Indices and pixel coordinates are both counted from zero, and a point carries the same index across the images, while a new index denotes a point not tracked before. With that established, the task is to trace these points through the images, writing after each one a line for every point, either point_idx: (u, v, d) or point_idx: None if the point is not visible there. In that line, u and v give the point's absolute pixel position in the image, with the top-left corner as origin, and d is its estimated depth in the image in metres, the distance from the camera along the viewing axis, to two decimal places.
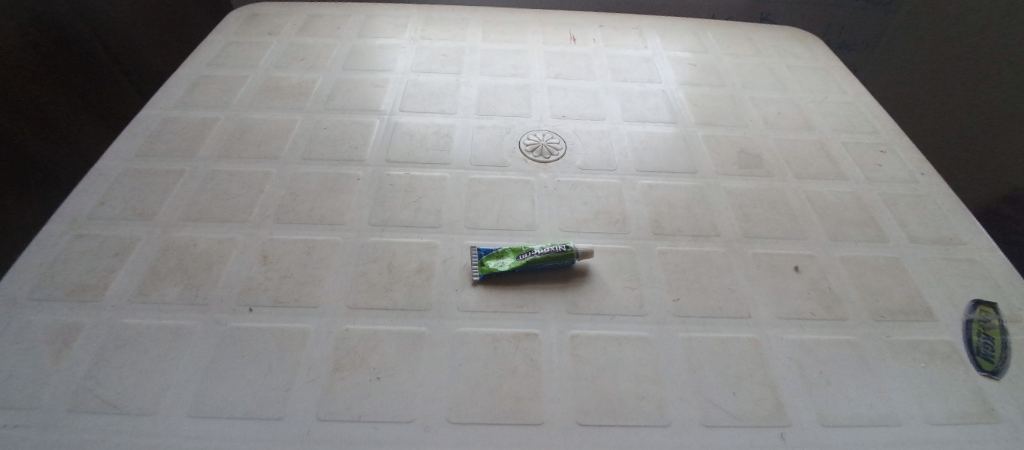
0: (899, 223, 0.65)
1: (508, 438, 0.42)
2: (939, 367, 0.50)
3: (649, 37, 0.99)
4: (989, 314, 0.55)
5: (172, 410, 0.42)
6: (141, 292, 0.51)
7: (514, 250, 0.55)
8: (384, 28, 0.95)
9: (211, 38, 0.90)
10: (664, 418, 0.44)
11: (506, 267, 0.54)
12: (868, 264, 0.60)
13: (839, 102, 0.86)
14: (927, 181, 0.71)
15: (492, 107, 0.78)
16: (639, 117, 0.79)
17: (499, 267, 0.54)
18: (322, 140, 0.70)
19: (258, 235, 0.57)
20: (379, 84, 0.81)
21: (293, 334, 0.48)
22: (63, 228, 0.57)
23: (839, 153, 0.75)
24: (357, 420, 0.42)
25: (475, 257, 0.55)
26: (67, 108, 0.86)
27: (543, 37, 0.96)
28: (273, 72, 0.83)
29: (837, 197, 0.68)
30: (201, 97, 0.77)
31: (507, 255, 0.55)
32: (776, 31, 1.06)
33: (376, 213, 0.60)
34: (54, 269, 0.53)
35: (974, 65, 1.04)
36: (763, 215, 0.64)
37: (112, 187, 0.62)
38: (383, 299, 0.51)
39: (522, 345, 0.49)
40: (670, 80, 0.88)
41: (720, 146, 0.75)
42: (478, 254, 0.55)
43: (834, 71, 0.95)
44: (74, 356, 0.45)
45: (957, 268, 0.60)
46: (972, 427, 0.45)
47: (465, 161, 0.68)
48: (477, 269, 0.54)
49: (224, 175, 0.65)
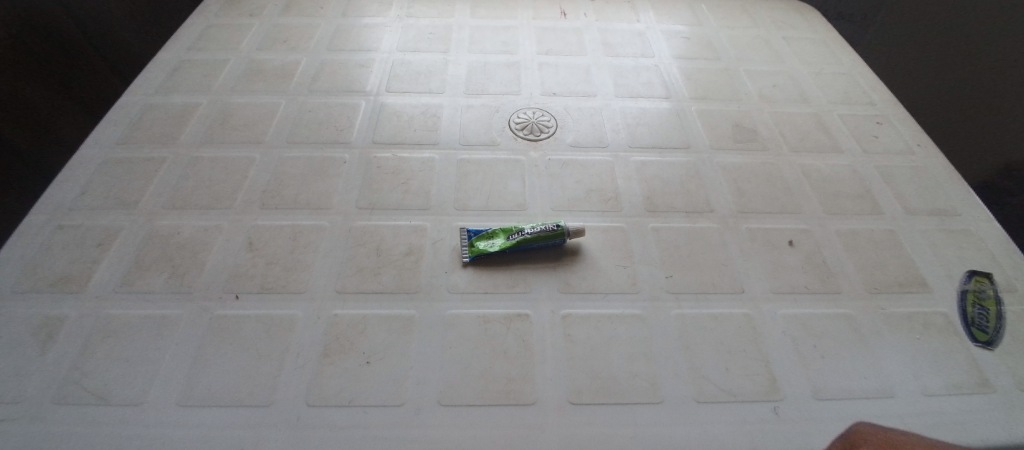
0: (895, 194, 0.65)
1: (501, 419, 0.41)
2: (933, 339, 0.50)
3: (642, 10, 0.97)
4: (984, 284, 0.55)
5: (160, 400, 0.42)
6: (125, 282, 0.50)
7: (504, 230, 0.54)
8: (368, 7, 0.92)
9: (190, 20, 0.87)
10: (657, 395, 0.44)
11: (497, 248, 0.53)
12: (864, 237, 0.59)
13: (836, 74, 0.84)
14: (924, 152, 0.70)
15: (481, 85, 0.76)
16: (632, 93, 0.77)
17: (490, 248, 0.53)
18: (306, 123, 0.69)
19: (243, 221, 0.56)
20: (364, 64, 0.79)
21: (281, 321, 0.47)
22: (44, 219, 0.56)
23: (835, 126, 0.74)
24: (347, 405, 0.42)
25: (464, 239, 0.54)
26: (45, 96, 0.84)
27: (533, 12, 0.93)
28: (254, 55, 0.80)
29: (833, 170, 0.67)
30: (182, 82, 0.75)
31: (497, 236, 0.54)
32: (772, 2, 1.03)
33: (364, 196, 0.59)
34: (36, 261, 0.52)
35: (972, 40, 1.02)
36: (757, 190, 0.63)
37: (93, 177, 0.60)
38: (372, 283, 0.51)
39: (514, 326, 0.48)
40: (664, 54, 0.86)
41: (714, 120, 0.73)
42: (469, 236, 0.54)
43: (831, 42, 0.92)
44: (61, 347, 0.45)
45: (954, 239, 0.59)
46: (966, 397, 0.46)
47: (454, 141, 0.67)
48: (467, 251, 0.53)
49: (207, 161, 0.63)
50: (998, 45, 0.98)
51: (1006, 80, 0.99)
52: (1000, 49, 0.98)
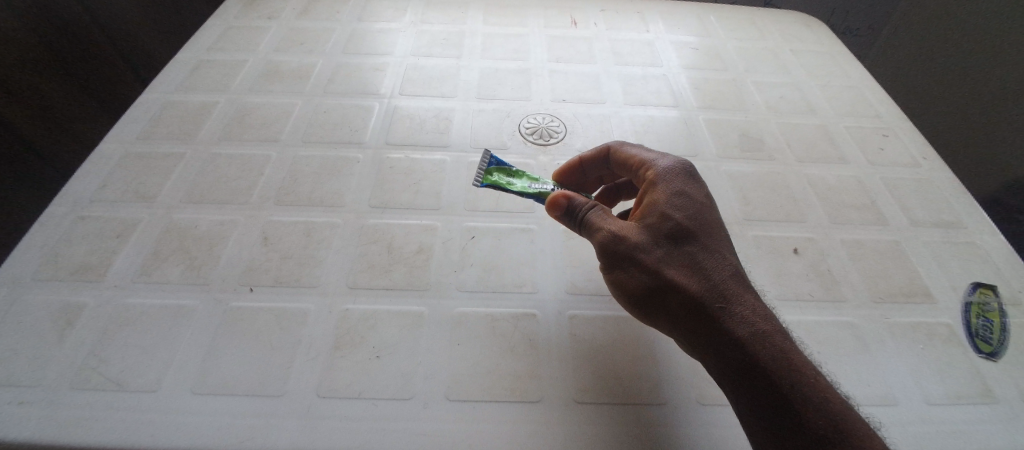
0: (901, 206, 0.65)
1: (507, 415, 0.42)
2: (937, 349, 0.50)
3: (651, 20, 0.98)
4: (989, 296, 0.55)
5: (175, 387, 0.43)
6: (143, 272, 0.52)
7: (528, 178, 0.59)
8: (383, 12, 0.94)
9: (210, 22, 0.90)
10: (661, 396, 0.44)
11: (512, 187, 0.58)
12: (868, 247, 0.60)
13: (843, 86, 0.85)
14: (929, 165, 0.71)
15: (493, 90, 0.78)
16: (641, 101, 0.78)
17: (506, 184, 0.58)
18: (321, 123, 0.70)
19: (259, 217, 0.58)
20: (379, 68, 0.81)
21: (293, 313, 0.48)
22: (65, 210, 0.57)
23: (841, 137, 0.75)
24: (356, 397, 0.43)
25: (487, 165, 0.60)
26: (65, 94, 0.86)
27: (544, 21, 0.95)
28: (272, 56, 0.82)
29: (838, 180, 0.68)
30: (201, 81, 0.77)
31: (519, 179, 0.59)
32: (780, 15, 1.05)
33: (376, 195, 0.61)
34: (57, 250, 0.53)
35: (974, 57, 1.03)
36: (763, 199, 0.64)
37: (113, 170, 0.62)
38: (383, 279, 0.52)
39: (521, 324, 0.49)
40: (672, 63, 0.87)
41: (722, 130, 0.74)
42: (492, 164, 0.60)
43: (838, 55, 0.93)
44: (79, 334, 0.46)
45: (958, 251, 0.60)
46: (968, 407, 0.46)
47: (465, 144, 0.68)
48: (483, 177, 0.60)
49: (224, 158, 0.65)
50: (1003, 61, 0.97)
51: (1008, 97, 0.98)
52: (1003, 64, 0.98)
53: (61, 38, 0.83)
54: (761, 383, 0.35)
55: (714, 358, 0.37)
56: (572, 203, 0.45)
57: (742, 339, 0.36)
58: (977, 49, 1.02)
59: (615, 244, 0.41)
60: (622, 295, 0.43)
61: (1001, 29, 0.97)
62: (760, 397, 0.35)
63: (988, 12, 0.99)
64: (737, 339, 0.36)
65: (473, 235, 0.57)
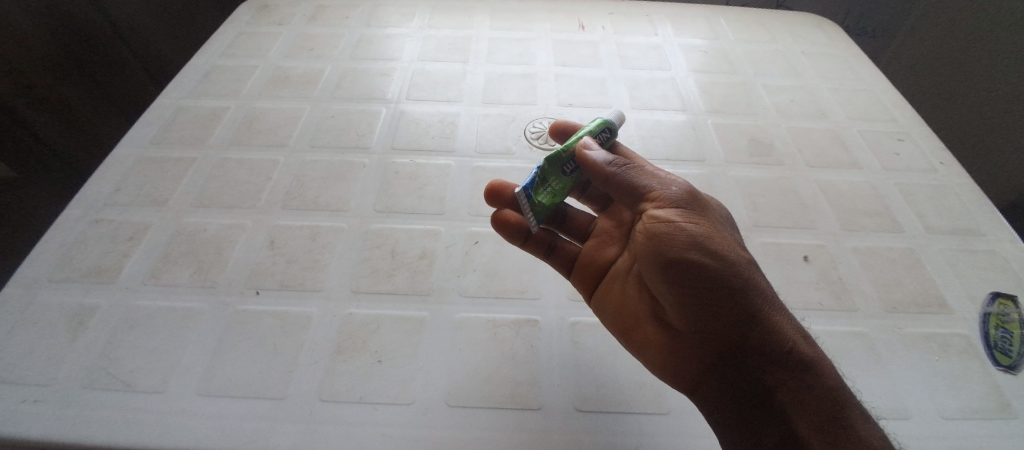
0: (915, 213, 0.63)
1: (507, 423, 0.42)
2: (952, 361, 0.49)
3: (659, 24, 0.97)
4: (1008, 307, 0.53)
5: (181, 389, 0.43)
6: (153, 275, 0.53)
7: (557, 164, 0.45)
8: (392, 18, 0.95)
9: (223, 28, 0.92)
10: (663, 406, 0.44)
11: (557, 186, 0.46)
12: (881, 255, 0.58)
13: (857, 90, 0.83)
14: (946, 171, 0.69)
15: (499, 95, 0.78)
16: (647, 105, 0.78)
17: (552, 194, 0.46)
18: (328, 129, 0.71)
19: (265, 221, 0.58)
20: (386, 73, 0.81)
21: (297, 317, 0.49)
22: (80, 214, 0.59)
23: (853, 142, 0.73)
24: (357, 401, 0.43)
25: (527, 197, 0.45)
26: (87, 99, 0.89)
27: (551, 25, 0.94)
28: (282, 62, 0.83)
29: (850, 186, 0.66)
30: (213, 87, 0.78)
31: (554, 177, 0.46)
32: (791, 16, 1.03)
33: (380, 200, 0.61)
34: (71, 252, 0.54)
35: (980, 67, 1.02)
36: (772, 204, 0.63)
37: (126, 175, 0.64)
38: (386, 284, 0.52)
39: (523, 331, 0.49)
40: (680, 67, 0.86)
41: (730, 134, 0.73)
42: (527, 194, 0.45)
43: (852, 58, 0.92)
44: (91, 335, 0.47)
45: (976, 260, 0.58)
46: (986, 422, 0.44)
47: (470, 148, 0.68)
48: (534, 214, 0.46)
49: (232, 162, 0.66)
50: (1007, 72, 0.97)
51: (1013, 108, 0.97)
52: (1007, 75, 0.97)
53: (80, 41, 0.84)
54: (825, 384, 0.36)
55: (788, 350, 0.37)
56: (604, 152, 0.43)
57: (808, 337, 0.39)
58: (984, 58, 1.01)
59: (697, 206, 0.40)
60: (694, 258, 0.38)
61: (1006, 41, 0.96)
62: (823, 395, 0.36)
63: (995, 22, 0.98)
64: (805, 334, 0.39)
65: (476, 240, 0.57)
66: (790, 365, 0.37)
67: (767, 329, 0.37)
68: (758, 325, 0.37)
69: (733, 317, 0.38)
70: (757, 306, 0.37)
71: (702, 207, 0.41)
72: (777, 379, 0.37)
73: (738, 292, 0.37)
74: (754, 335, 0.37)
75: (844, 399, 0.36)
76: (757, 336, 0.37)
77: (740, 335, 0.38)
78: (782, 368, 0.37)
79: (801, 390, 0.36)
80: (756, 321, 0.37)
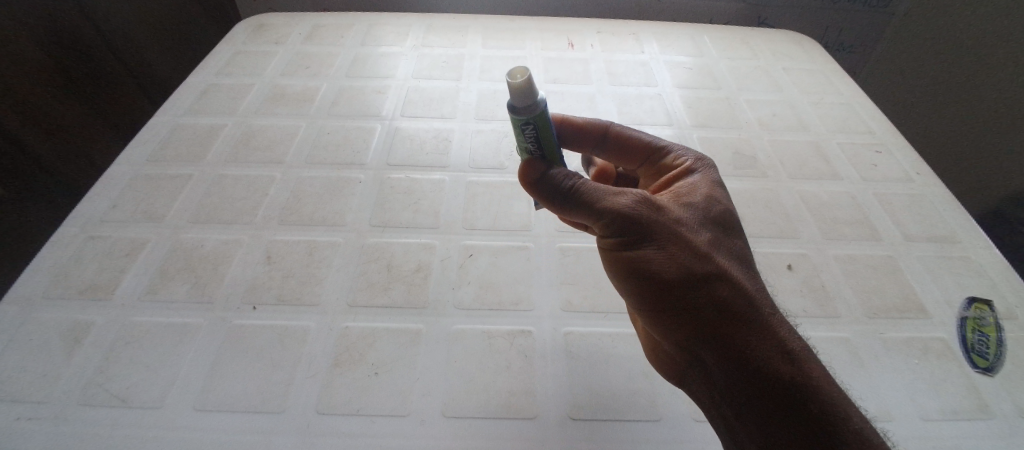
0: (893, 221, 0.66)
1: (502, 432, 0.43)
2: (932, 364, 0.50)
3: (646, 41, 1.01)
4: (984, 310, 0.55)
5: (179, 405, 0.44)
6: (150, 291, 0.53)
7: None
8: (387, 36, 0.97)
9: (219, 47, 0.93)
10: (655, 413, 0.45)
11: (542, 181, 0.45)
12: (862, 262, 0.60)
13: (836, 104, 0.87)
14: (922, 181, 0.72)
15: (491, 111, 0.80)
16: (635, 120, 0.80)
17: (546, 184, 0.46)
18: (325, 145, 0.73)
19: (263, 236, 0.59)
20: (381, 90, 0.83)
21: (294, 332, 0.50)
22: (76, 231, 0.59)
23: (833, 154, 0.76)
24: (354, 413, 0.43)
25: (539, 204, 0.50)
26: (82, 116, 0.89)
27: (542, 43, 0.98)
28: (279, 80, 0.85)
29: (831, 196, 0.69)
30: (210, 105, 0.79)
31: None
32: (771, 34, 1.07)
33: (376, 215, 0.62)
34: (67, 269, 0.55)
35: (953, 84, 1.08)
36: (756, 215, 0.65)
37: (123, 192, 0.64)
38: (382, 297, 0.53)
39: (517, 341, 0.50)
40: (666, 83, 0.90)
41: (714, 148, 0.76)
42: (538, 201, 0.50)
43: (830, 73, 0.95)
44: (87, 351, 0.47)
45: (952, 266, 0.60)
46: (964, 423, 0.46)
47: (464, 163, 0.70)
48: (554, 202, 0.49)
49: (230, 179, 0.67)
50: (982, 87, 1.02)
51: (989, 121, 1.02)
52: (982, 90, 1.02)
53: (75, 60, 0.86)
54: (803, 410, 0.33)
55: (754, 373, 0.33)
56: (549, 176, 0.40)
57: (793, 358, 0.34)
58: (957, 74, 1.06)
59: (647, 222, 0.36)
60: (639, 279, 0.37)
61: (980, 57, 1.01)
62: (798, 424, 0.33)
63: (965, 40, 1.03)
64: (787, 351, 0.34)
65: (471, 253, 0.58)
66: (760, 391, 0.33)
67: (728, 353, 0.34)
68: (716, 344, 0.35)
69: (689, 335, 0.36)
70: (712, 327, 0.34)
71: (656, 220, 0.36)
72: (749, 404, 0.34)
73: (688, 316, 0.35)
74: (714, 359, 0.35)
75: (825, 417, 0.32)
76: (716, 361, 0.35)
77: (700, 351, 0.36)
78: (751, 395, 0.34)
79: (774, 418, 0.33)
80: (713, 341, 0.35)
